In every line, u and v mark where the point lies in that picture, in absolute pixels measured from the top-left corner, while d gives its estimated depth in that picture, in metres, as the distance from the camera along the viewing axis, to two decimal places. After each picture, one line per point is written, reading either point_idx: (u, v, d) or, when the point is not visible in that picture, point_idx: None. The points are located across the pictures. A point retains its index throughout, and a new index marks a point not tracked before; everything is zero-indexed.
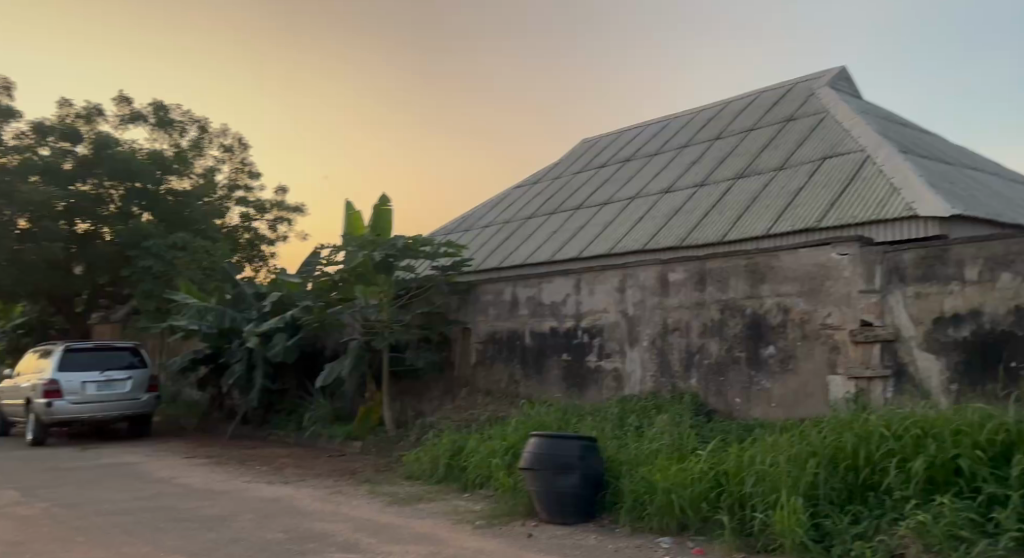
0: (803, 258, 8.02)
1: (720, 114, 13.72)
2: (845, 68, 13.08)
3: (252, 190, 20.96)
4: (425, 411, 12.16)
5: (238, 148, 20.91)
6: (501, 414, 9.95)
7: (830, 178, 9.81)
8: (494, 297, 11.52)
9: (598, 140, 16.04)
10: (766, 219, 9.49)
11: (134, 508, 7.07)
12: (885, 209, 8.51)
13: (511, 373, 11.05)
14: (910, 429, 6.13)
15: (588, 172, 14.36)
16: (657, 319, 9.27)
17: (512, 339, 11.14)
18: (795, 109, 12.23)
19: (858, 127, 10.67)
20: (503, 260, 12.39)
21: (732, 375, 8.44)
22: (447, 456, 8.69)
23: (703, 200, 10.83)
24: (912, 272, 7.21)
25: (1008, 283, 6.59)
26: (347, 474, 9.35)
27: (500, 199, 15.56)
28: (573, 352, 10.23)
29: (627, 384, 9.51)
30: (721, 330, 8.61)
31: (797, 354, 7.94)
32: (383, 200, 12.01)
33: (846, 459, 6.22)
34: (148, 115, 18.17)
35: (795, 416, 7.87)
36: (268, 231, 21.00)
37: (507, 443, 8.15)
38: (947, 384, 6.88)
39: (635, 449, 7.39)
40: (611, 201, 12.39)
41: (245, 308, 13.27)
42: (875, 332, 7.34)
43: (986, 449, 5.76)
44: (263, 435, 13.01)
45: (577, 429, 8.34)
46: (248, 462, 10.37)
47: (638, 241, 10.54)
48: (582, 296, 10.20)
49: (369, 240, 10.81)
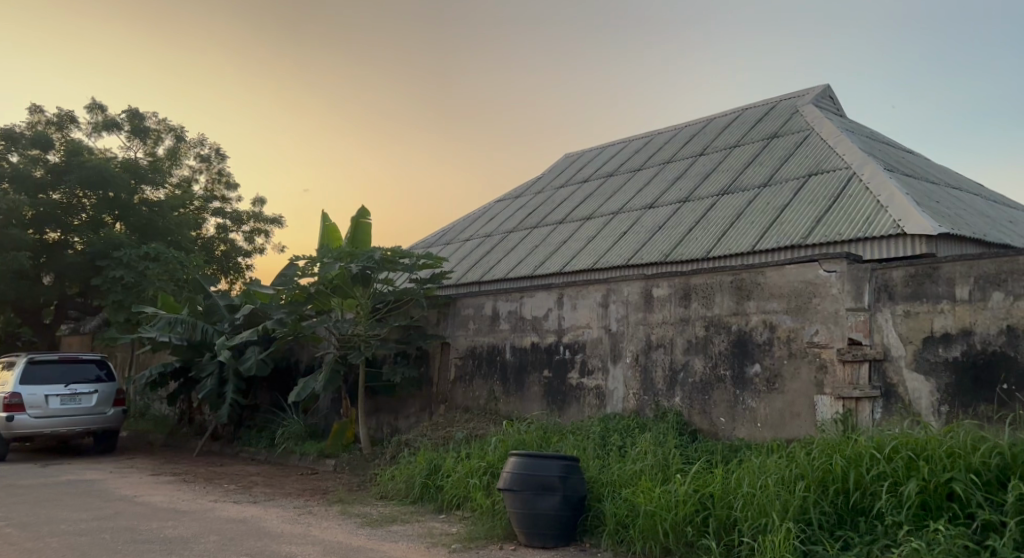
0: (790, 274, 7.86)
1: (704, 130, 13.63)
2: (828, 86, 13.05)
3: (229, 200, 20.60)
4: (401, 428, 11.82)
5: (216, 158, 20.57)
6: (478, 432, 9.68)
7: (815, 195, 9.69)
8: (474, 312, 11.28)
9: (581, 155, 15.88)
10: (752, 235, 9.35)
11: (92, 529, 6.72)
12: (872, 226, 8.39)
13: (491, 389, 10.78)
14: (902, 452, 5.98)
15: (570, 187, 14.18)
16: (641, 335, 9.07)
17: (492, 355, 10.89)
18: (779, 126, 12.15)
19: (844, 144, 10.58)
20: (483, 274, 12.16)
21: (717, 394, 8.23)
22: (422, 475, 8.41)
23: (688, 215, 10.68)
24: (901, 290, 7.07)
25: (999, 302, 6.48)
26: (319, 494, 9.03)
27: (481, 213, 15.35)
28: (554, 369, 9.99)
29: (609, 402, 9.28)
30: (705, 347, 8.42)
31: (783, 372, 7.75)
32: (363, 212, 11.76)
33: (835, 482, 6.05)
34: (122, 122, 17.81)
35: (781, 436, 7.67)
36: (245, 243, 20.63)
37: (485, 462, 7.89)
38: (937, 406, 6.72)
39: (617, 469, 7.16)
40: (594, 216, 12.23)
41: (218, 320, 12.93)
42: (863, 351, 7.17)
43: (981, 473, 5.60)
44: (233, 452, 12.61)
45: (557, 448, 8.10)
46: (216, 480, 10.00)
47: (621, 255, 10.36)
48: (564, 311, 9.99)
49: (347, 252, 10.47)
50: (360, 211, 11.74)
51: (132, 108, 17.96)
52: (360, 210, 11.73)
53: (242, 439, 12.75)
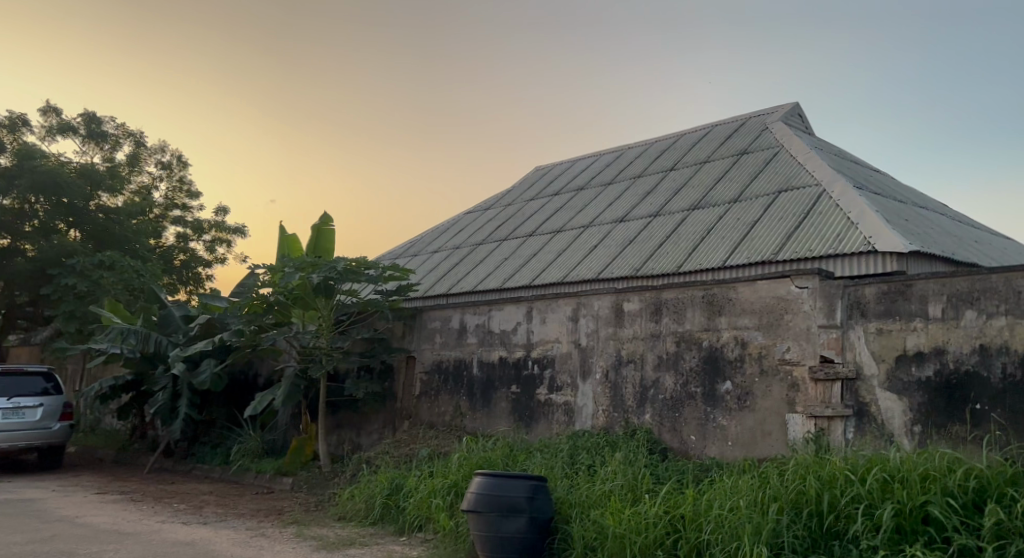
0: (761, 290, 7.74)
1: (675, 145, 13.55)
2: (797, 104, 13.06)
3: (190, 209, 20.09)
4: (363, 444, 11.47)
5: (177, 165, 20.05)
6: (442, 449, 9.39)
7: (785, 211, 9.62)
8: (440, 325, 11.01)
9: (552, 168, 15.71)
10: (723, 250, 9.23)
11: (27, 552, 6.32)
12: (843, 243, 8.31)
13: (456, 405, 10.50)
14: (877, 474, 5.85)
15: (540, 200, 14.00)
16: (611, 351, 8.88)
17: (458, 370, 10.62)
18: (749, 142, 12.11)
19: (814, 161, 10.55)
20: (450, 286, 11.90)
21: (687, 411, 8.06)
22: (383, 495, 8.10)
23: (658, 230, 10.55)
24: (874, 307, 6.97)
25: (972, 321, 6.39)
26: (274, 514, 8.67)
27: (449, 225, 15.10)
28: (522, 384, 9.76)
29: (578, 419, 9.05)
30: (676, 363, 8.25)
31: (754, 391, 7.60)
32: (324, 219, 11.46)
33: (809, 504, 5.90)
34: (78, 126, 17.28)
35: (752, 455, 7.51)
36: (206, 253, 20.11)
37: (449, 481, 7.63)
38: (910, 426, 6.59)
39: (585, 490, 6.95)
40: (564, 229, 12.05)
41: (173, 331, 12.48)
42: (835, 369, 7.05)
43: (957, 496, 5.47)
44: (186, 469, 12.15)
45: (524, 467, 7.85)
46: (165, 499, 9.58)
47: (592, 269, 10.18)
48: (533, 325, 9.77)
49: (308, 261, 10.11)
50: (321, 219, 11.42)
51: (88, 111, 17.45)
52: (321, 218, 11.41)
53: (196, 455, 12.30)
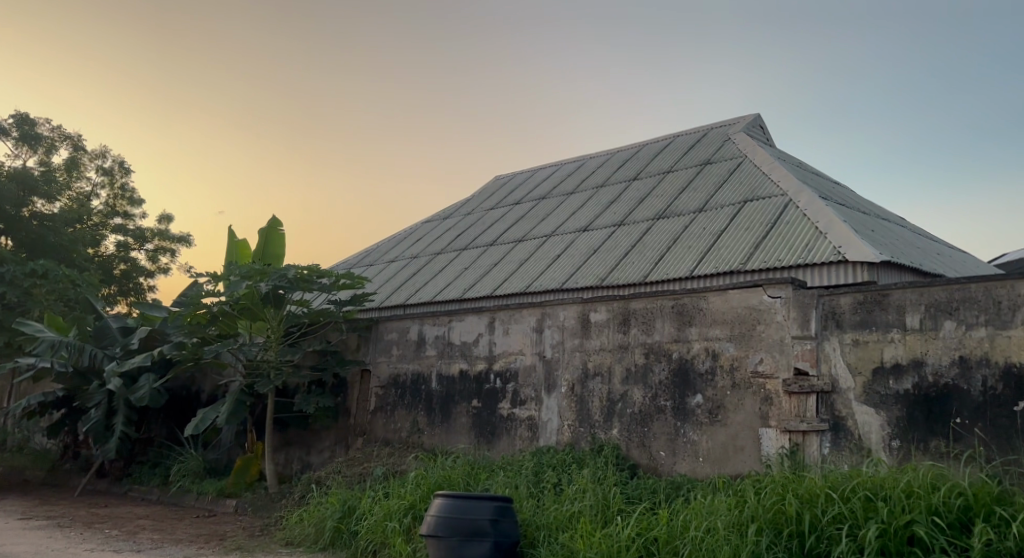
0: (732, 299, 7.48)
1: (636, 155, 13.33)
2: (759, 115, 12.94)
3: (132, 217, 19.18)
4: (313, 463, 10.90)
5: (119, 171, 19.08)
6: (398, 467, 8.90)
7: (752, 220, 9.41)
8: (397, 336, 10.53)
9: (511, 177, 15.37)
10: (690, 260, 8.97)
11: None
12: (813, 252, 8.10)
13: (413, 421, 10.02)
14: (859, 492, 5.59)
15: (500, 209, 13.64)
16: (577, 363, 8.54)
17: (415, 384, 10.16)
18: (712, 152, 11.94)
19: (779, 171, 10.38)
20: (407, 297, 11.43)
21: (656, 426, 7.73)
22: (334, 518, 7.57)
23: (623, 239, 10.26)
24: (850, 318, 6.74)
25: (951, 332, 6.19)
26: (215, 540, 8.09)
27: (407, 234, 14.63)
28: (483, 399, 9.33)
29: (542, 434, 8.66)
30: (645, 376, 7.93)
31: (726, 404, 7.32)
32: (272, 224, 10.92)
33: (789, 524, 5.61)
34: (11, 128, 16.40)
35: (724, 472, 7.20)
36: (147, 263, 19.23)
37: (406, 502, 7.18)
38: (889, 441, 6.35)
39: (552, 510, 6.56)
40: (525, 239, 11.70)
41: (110, 344, 11.75)
42: (810, 382, 6.80)
43: (944, 515, 5.20)
44: (122, 490, 11.43)
45: (486, 487, 7.43)
46: (96, 524, 8.89)
47: (555, 279, 9.84)
48: (495, 337, 9.37)
49: (256, 269, 9.59)
50: (270, 223, 10.88)
51: (21, 112, 16.58)
52: (270, 222, 10.87)
53: (132, 476, 11.59)
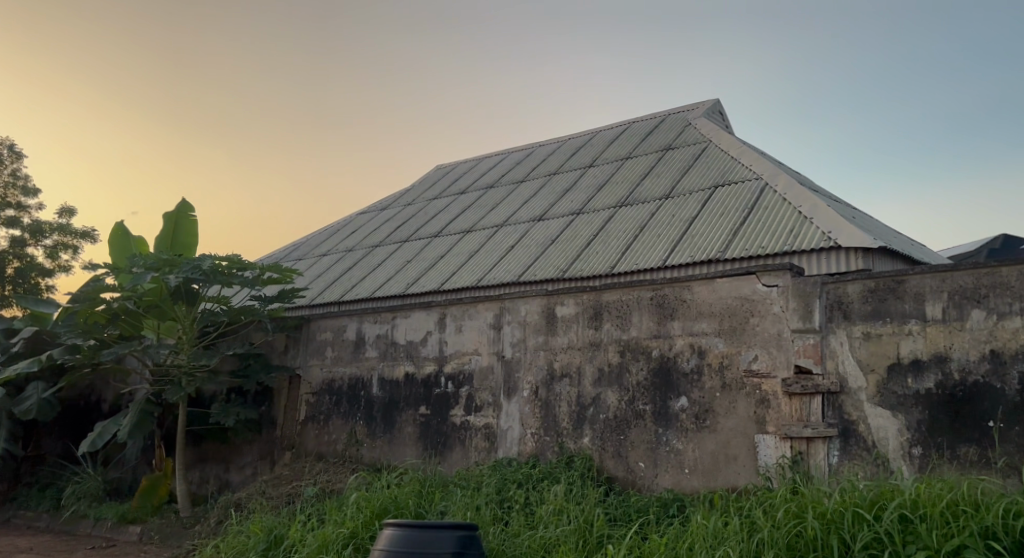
0: (721, 289, 6.59)
1: (590, 142, 12.42)
2: (717, 101, 12.16)
3: (27, 209, 17.05)
4: (232, 482, 9.58)
5: (10, 158, 17.00)
6: (334, 486, 7.73)
7: (727, 205, 8.58)
8: (333, 336, 9.35)
9: (455, 166, 14.26)
10: (662, 247, 8.07)
11: None
12: (802, 239, 7.30)
13: (351, 432, 8.83)
14: (894, 509, 4.73)
15: (445, 199, 12.53)
16: (541, 363, 7.53)
17: (353, 389, 8.98)
18: (673, 137, 11.11)
19: (749, 155, 9.60)
20: (342, 293, 10.21)
21: (634, 434, 6.79)
22: (258, 551, 6.35)
23: (584, 228, 9.32)
24: (859, 308, 5.91)
25: (981, 322, 5.43)
26: None
27: (340, 226, 13.36)
28: (432, 405, 8.23)
29: (501, 444, 7.62)
30: (620, 377, 6.99)
31: (715, 408, 6.42)
32: (183, 207, 9.57)
33: (812, 552, 4.73)
34: None
35: (715, 486, 6.29)
36: (46, 260, 17.22)
37: (346, 531, 6.05)
38: (908, 449, 5.54)
39: (524, 539, 5.55)
40: (474, 229, 10.65)
41: None
42: (814, 382, 5.95)
43: (1003, 540, 4.36)
44: (5, 518, 9.90)
45: (442, 509, 6.35)
46: None
47: (511, 271, 8.81)
48: (446, 335, 8.29)
49: (165, 258, 8.32)
50: (180, 206, 9.53)
51: None
52: (180, 205, 9.52)
53: (17, 500, 10.06)
